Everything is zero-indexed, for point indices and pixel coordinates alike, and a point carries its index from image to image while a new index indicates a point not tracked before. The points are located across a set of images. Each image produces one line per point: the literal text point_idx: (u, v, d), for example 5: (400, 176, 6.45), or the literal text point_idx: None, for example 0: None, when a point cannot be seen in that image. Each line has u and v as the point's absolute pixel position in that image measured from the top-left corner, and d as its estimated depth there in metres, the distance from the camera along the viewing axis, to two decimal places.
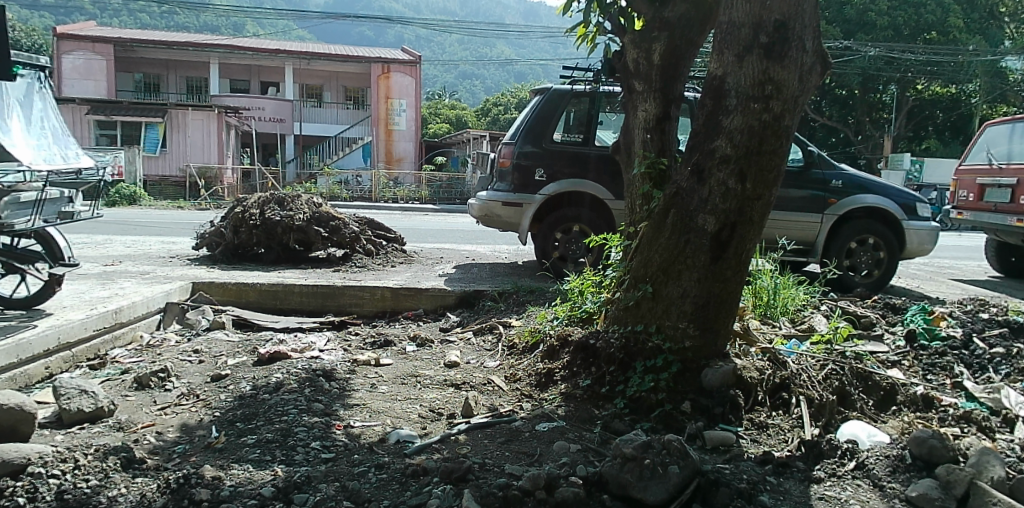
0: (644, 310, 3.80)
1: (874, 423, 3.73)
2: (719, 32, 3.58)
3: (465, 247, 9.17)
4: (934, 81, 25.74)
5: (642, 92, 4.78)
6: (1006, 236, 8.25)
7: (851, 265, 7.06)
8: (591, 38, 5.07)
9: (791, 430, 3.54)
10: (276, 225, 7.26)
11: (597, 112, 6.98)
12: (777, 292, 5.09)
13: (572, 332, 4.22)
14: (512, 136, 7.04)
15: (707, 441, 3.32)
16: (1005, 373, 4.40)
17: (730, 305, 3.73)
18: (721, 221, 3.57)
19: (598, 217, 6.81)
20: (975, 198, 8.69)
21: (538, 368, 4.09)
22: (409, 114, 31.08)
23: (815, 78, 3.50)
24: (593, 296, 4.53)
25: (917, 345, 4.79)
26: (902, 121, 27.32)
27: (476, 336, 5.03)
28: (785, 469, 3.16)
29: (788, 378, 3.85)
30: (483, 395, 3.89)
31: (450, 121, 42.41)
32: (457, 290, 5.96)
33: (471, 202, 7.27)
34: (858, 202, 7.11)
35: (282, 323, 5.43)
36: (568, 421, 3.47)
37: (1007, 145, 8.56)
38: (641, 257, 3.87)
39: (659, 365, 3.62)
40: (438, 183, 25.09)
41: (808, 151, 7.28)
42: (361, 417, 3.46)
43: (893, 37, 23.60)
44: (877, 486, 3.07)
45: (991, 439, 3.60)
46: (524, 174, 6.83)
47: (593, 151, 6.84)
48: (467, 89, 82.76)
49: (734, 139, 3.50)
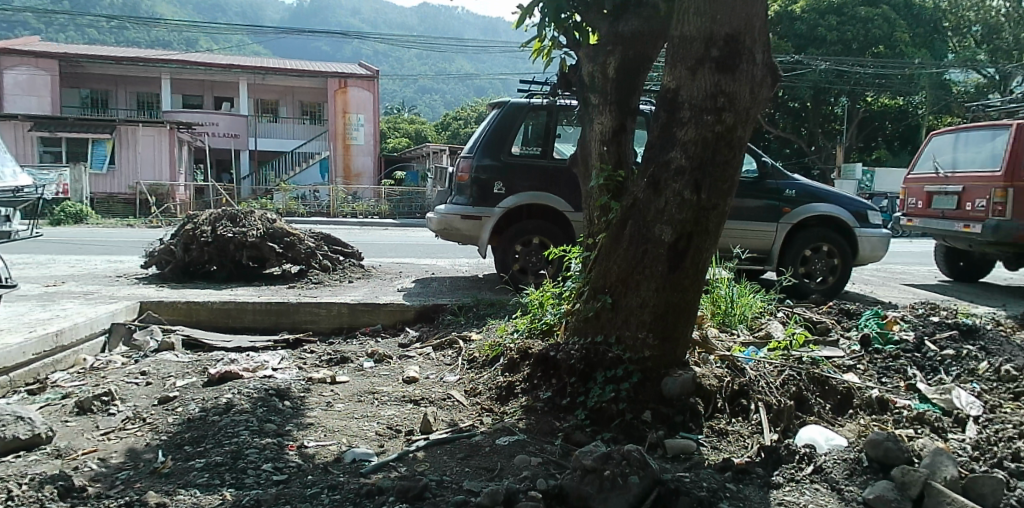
0: (604, 321, 3.80)
1: (832, 426, 3.79)
2: (671, 46, 3.62)
3: (424, 262, 9.10)
4: (883, 94, 26.56)
5: (598, 105, 4.81)
6: (953, 242, 8.50)
7: (806, 272, 7.21)
8: (547, 52, 5.14)
9: (751, 436, 3.58)
10: (227, 241, 7.08)
11: (555, 125, 7.01)
12: (734, 301, 5.17)
13: (533, 344, 4.19)
14: (470, 149, 7.01)
15: (668, 450, 3.34)
16: (955, 375, 4.57)
17: (689, 314, 3.75)
18: (678, 231, 3.59)
19: (559, 230, 6.82)
20: (924, 205, 8.97)
21: (498, 381, 4.05)
22: (368, 129, 30.97)
23: (766, 90, 3.57)
24: (553, 307, 4.49)
25: (873, 349, 4.90)
26: (853, 132, 28.11)
27: (436, 351, 4.95)
28: (744, 475, 3.17)
29: (746, 385, 3.89)
30: (443, 410, 3.82)
31: (409, 136, 42.40)
32: (416, 304, 5.89)
33: (430, 216, 7.20)
34: (811, 210, 7.26)
35: (234, 342, 5.29)
36: (529, 434, 3.44)
37: (951, 154, 8.83)
38: (600, 268, 3.88)
39: (619, 375, 3.62)
40: (397, 198, 25.10)
41: (762, 162, 7.42)
42: (315, 437, 3.37)
43: (843, 51, 24.36)
44: (835, 489, 3.09)
45: (944, 440, 3.68)
46: (483, 187, 6.81)
47: (552, 164, 6.86)
48: (426, 104, 82.98)
49: (688, 150, 3.54)
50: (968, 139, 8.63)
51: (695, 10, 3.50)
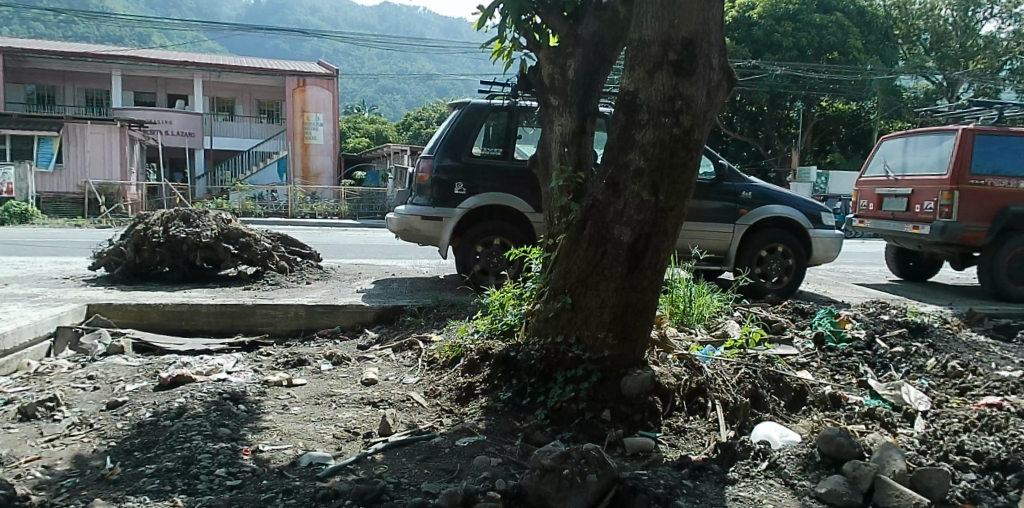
0: (564, 321, 3.82)
1: (786, 423, 3.87)
2: (630, 49, 3.66)
3: (385, 263, 9.01)
4: (836, 98, 27.26)
5: (559, 106, 4.84)
6: (903, 242, 8.76)
7: (762, 272, 7.36)
8: (508, 53, 5.15)
9: (708, 434, 3.64)
10: (180, 242, 6.92)
11: (516, 126, 7.02)
12: (692, 300, 5.23)
13: (494, 345, 4.18)
14: (431, 150, 6.97)
15: (627, 449, 3.37)
16: (904, 371, 4.72)
17: (648, 314, 3.79)
18: (636, 232, 3.63)
19: (519, 231, 6.82)
20: (875, 207, 9.22)
21: (458, 382, 4.03)
22: (327, 128, 30.58)
23: (722, 94, 3.64)
24: (514, 308, 4.49)
25: (826, 347, 5.02)
26: (808, 136, 28.78)
27: (396, 353, 4.91)
28: (701, 472, 3.21)
29: (704, 383, 3.96)
30: (402, 412, 3.79)
31: (369, 136, 42.03)
32: (376, 306, 5.84)
33: (390, 217, 7.13)
34: (767, 212, 7.40)
35: (187, 345, 5.16)
36: (488, 435, 3.44)
37: (901, 158, 9.07)
38: (560, 268, 3.89)
39: (579, 375, 3.65)
40: (357, 198, 24.89)
41: (719, 164, 7.54)
42: (271, 441, 3.31)
43: (798, 57, 24.92)
44: (788, 484, 3.16)
45: (893, 434, 3.79)
46: (443, 188, 6.78)
47: (513, 165, 6.87)
48: (386, 103, 82.42)
49: (647, 152, 3.58)
50: (917, 143, 8.86)
51: (652, 14, 3.54)
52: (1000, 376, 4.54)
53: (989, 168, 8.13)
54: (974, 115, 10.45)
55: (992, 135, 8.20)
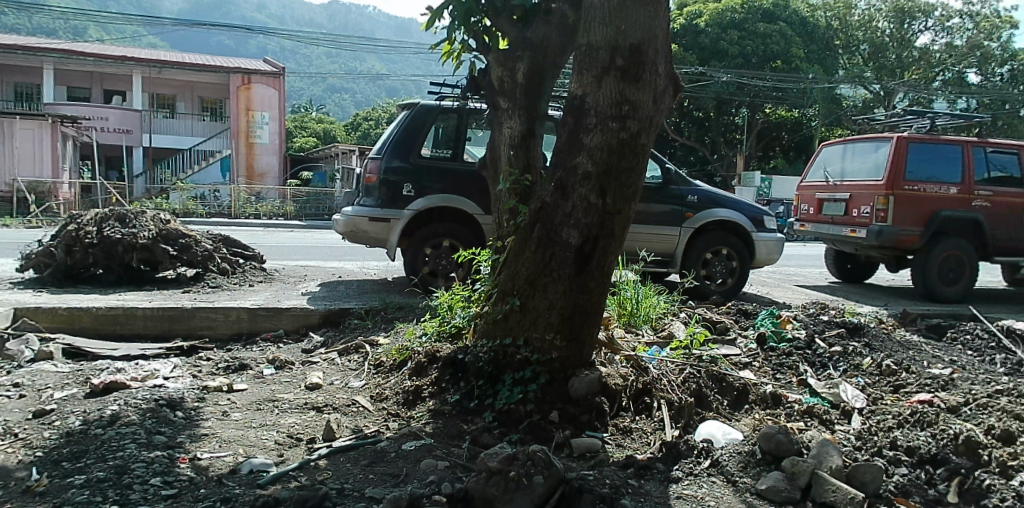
0: (512, 322, 3.82)
1: (729, 421, 3.95)
2: (579, 54, 3.68)
3: (331, 265, 8.87)
4: (779, 106, 28.03)
5: (508, 109, 4.84)
6: (841, 245, 9.06)
7: (707, 274, 7.52)
8: (457, 55, 5.11)
9: (653, 433, 3.69)
10: (115, 244, 6.69)
11: (465, 129, 7.00)
12: (639, 301, 5.31)
13: (441, 347, 4.15)
14: (379, 150, 6.90)
15: (574, 449, 3.40)
16: (841, 370, 4.88)
17: (594, 315, 3.83)
18: (584, 235, 3.66)
19: (468, 233, 6.81)
20: (815, 211, 9.52)
21: (405, 386, 3.98)
22: (273, 127, 30.02)
23: (667, 100, 3.71)
24: (462, 310, 4.45)
25: (768, 347, 5.15)
26: (752, 142, 29.53)
27: (341, 356, 4.83)
28: (646, 471, 3.25)
29: (650, 383, 4.02)
30: (347, 416, 3.73)
31: (317, 135, 41.39)
32: (321, 308, 5.74)
33: (337, 218, 7.03)
34: (712, 215, 7.56)
35: (121, 350, 4.98)
36: (436, 438, 3.41)
37: (839, 164, 9.37)
38: (508, 270, 3.89)
39: (527, 377, 3.66)
40: (304, 198, 24.51)
41: (666, 168, 7.67)
42: (209, 449, 3.22)
43: (743, 65, 25.55)
44: (730, 481, 3.23)
45: (831, 431, 3.92)
46: (392, 189, 6.72)
47: (462, 167, 6.84)
48: (334, 103, 81.38)
49: (594, 155, 3.61)
50: (855, 150, 9.17)
51: (600, 20, 3.57)
52: (931, 374, 4.74)
53: (922, 174, 8.48)
54: (908, 124, 10.87)
55: (924, 143, 8.55)
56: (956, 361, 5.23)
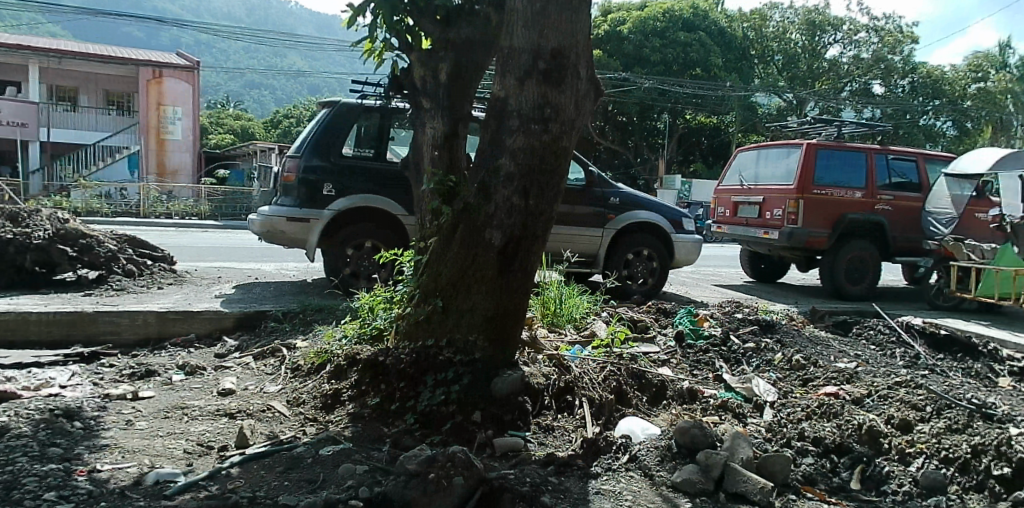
0: (435, 324, 3.79)
1: (648, 417, 4.04)
2: (501, 56, 3.69)
3: (248, 266, 8.60)
4: (699, 112, 28.94)
5: (430, 109, 4.82)
6: (756, 247, 9.43)
7: (629, 274, 7.70)
8: (379, 54, 5.01)
9: (575, 430, 3.74)
10: (7, 245, 6.35)
11: (388, 128, 6.92)
12: (563, 302, 5.37)
13: (361, 350, 4.06)
14: (297, 149, 6.72)
15: (497, 449, 3.40)
16: (754, 365, 5.08)
17: (517, 316, 3.85)
18: (507, 236, 3.68)
19: (390, 234, 6.72)
20: (731, 213, 9.87)
21: (324, 389, 3.89)
22: (185, 123, 28.99)
23: (589, 103, 3.75)
24: (384, 311, 4.37)
25: (686, 344, 5.31)
26: (673, 147, 30.37)
27: (256, 361, 4.68)
28: (566, 468, 3.29)
29: (572, 382, 4.07)
30: (262, 422, 3.61)
31: (234, 132, 40.04)
32: (235, 311, 5.54)
33: (253, 217, 6.81)
34: (633, 217, 7.72)
35: (13, 358, 4.67)
36: (354, 442, 3.34)
37: (753, 169, 9.76)
38: (430, 271, 3.86)
39: (449, 378, 3.63)
40: (219, 197, 23.63)
41: (589, 171, 7.78)
42: (111, 460, 3.05)
43: (665, 71, 26.27)
44: (647, 475, 3.31)
45: (743, 424, 4.06)
46: (311, 188, 6.56)
47: (384, 166, 6.76)
48: (253, 100, 78.96)
49: (517, 158, 3.63)
50: (768, 155, 9.56)
51: (522, 23, 3.59)
52: (837, 367, 4.99)
53: (828, 180, 8.91)
54: (817, 131, 11.42)
55: (831, 150, 8.98)
56: (860, 355, 5.52)
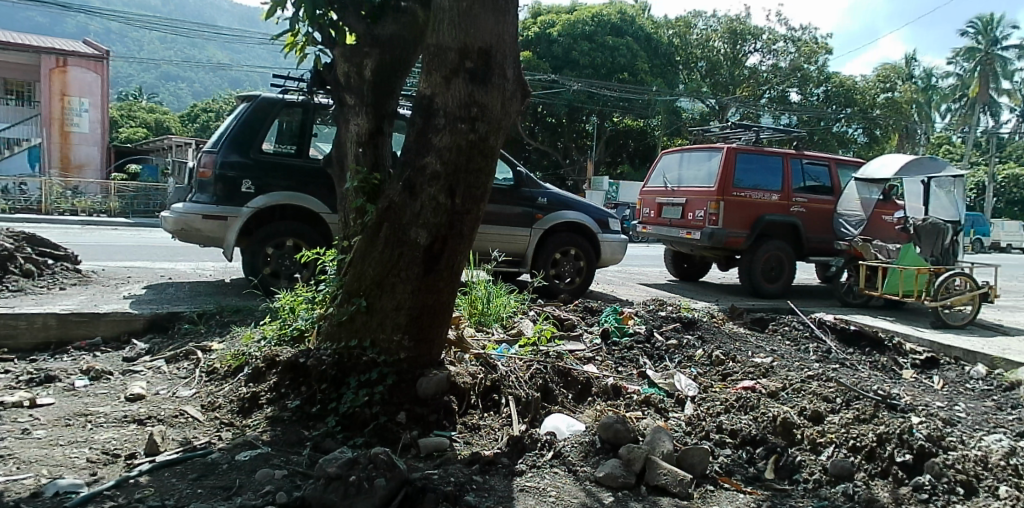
0: (358, 324, 3.72)
1: (573, 414, 4.08)
2: (427, 53, 3.65)
3: (161, 265, 8.23)
4: (626, 116, 29.50)
5: (354, 105, 4.74)
6: (679, 247, 9.69)
7: (556, 273, 7.77)
8: (301, 47, 4.89)
9: (501, 429, 3.74)
10: None
11: (311, 124, 6.75)
12: (490, 301, 5.37)
13: (281, 352, 3.93)
14: (215, 144, 6.47)
15: (421, 449, 3.37)
16: (677, 361, 5.22)
17: (443, 316, 3.82)
18: (433, 235, 3.64)
19: (313, 232, 6.55)
20: (656, 214, 10.11)
21: (241, 393, 3.76)
22: (94, 115, 27.47)
23: (516, 103, 3.76)
24: (305, 312, 4.26)
25: (611, 342, 5.40)
26: (600, 148, 30.86)
27: (169, 365, 4.47)
28: (491, 466, 3.29)
29: (498, 380, 4.07)
30: (173, 428, 3.46)
31: (147, 125, 38.28)
32: (145, 313, 5.29)
33: (166, 215, 6.52)
34: (560, 217, 7.80)
35: None
36: (273, 446, 3.24)
37: (676, 171, 10.03)
38: (354, 270, 3.78)
39: (373, 379, 3.57)
40: (130, 194, 22.55)
41: (517, 171, 7.82)
42: (5, 472, 2.86)
43: (593, 75, 26.67)
44: (571, 471, 3.34)
45: (665, 418, 4.16)
46: (229, 185, 6.33)
47: (307, 163, 6.60)
48: (169, 93, 75.67)
49: (443, 156, 3.61)
50: (690, 158, 9.84)
51: (449, 21, 3.56)
52: (755, 362, 5.17)
53: (747, 182, 9.25)
54: (737, 135, 11.83)
55: (750, 154, 9.31)
56: (776, 350, 5.75)
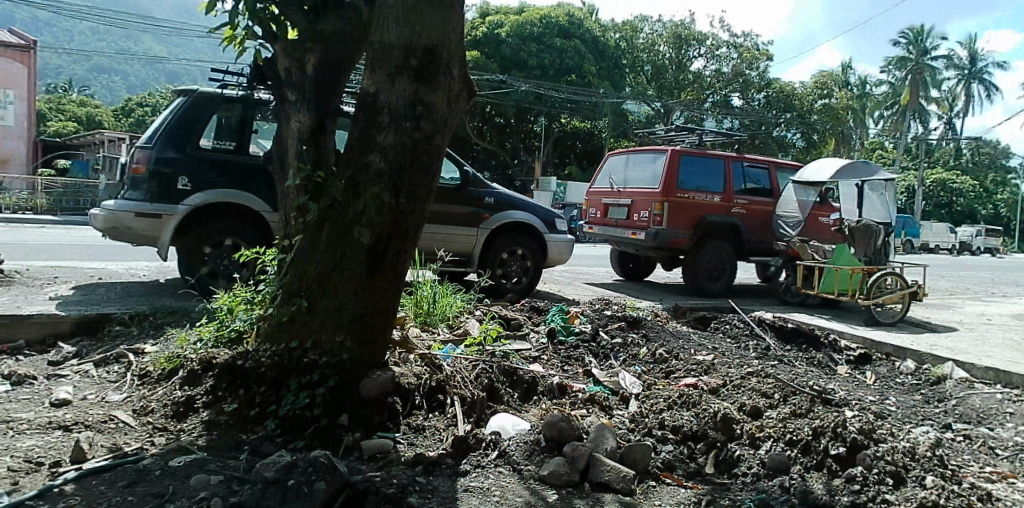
0: (299, 325, 3.63)
1: (518, 413, 4.08)
2: (371, 50, 3.61)
3: (92, 265, 7.91)
4: (574, 117, 29.74)
5: (296, 101, 4.64)
6: (624, 247, 9.82)
7: (503, 273, 7.77)
8: (240, 42, 4.77)
9: (446, 429, 3.72)
10: None
11: (251, 121, 6.60)
12: (436, 300, 5.33)
13: (218, 354, 3.81)
14: (149, 139, 6.25)
15: (364, 451, 3.31)
16: (622, 359, 5.29)
17: (387, 316, 3.77)
18: (376, 234, 3.59)
19: (253, 231, 6.39)
20: (602, 215, 10.23)
21: (175, 397, 3.63)
22: (19, 108, 26.15)
23: (462, 103, 3.75)
24: (244, 313, 4.15)
25: (557, 341, 5.43)
26: (548, 149, 31.04)
27: (98, 368, 4.30)
28: (434, 467, 3.26)
29: (443, 381, 4.04)
30: (102, 434, 3.32)
31: (77, 119, 36.72)
32: (73, 315, 5.07)
33: (96, 213, 6.26)
34: (507, 217, 7.80)
35: None
36: (208, 451, 3.15)
37: (622, 173, 10.17)
38: (295, 270, 3.70)
39: (314, 381, 3.49)
40: (59, 190, 21.59)
41: (464, 170, 7.80)
42: None
43: (541, 76, 26.79)
44: (515, 470, 3.35)
45: (609, 415, 4.21)
46: (164, 182, 6.12)
47: (247, 160, 6.44)
48: (102, 86, 72.78)
49: (387, 155, 3.57)
50: (635, 160, 9.99)
51: (394, 19, 3.52)
52: (697, 360, 5.28)
53: (690, 184, 9.44)
54: (682, 138, 12.06)
55: (693, 156, 9.51)
56: (717, 347, 5.88)
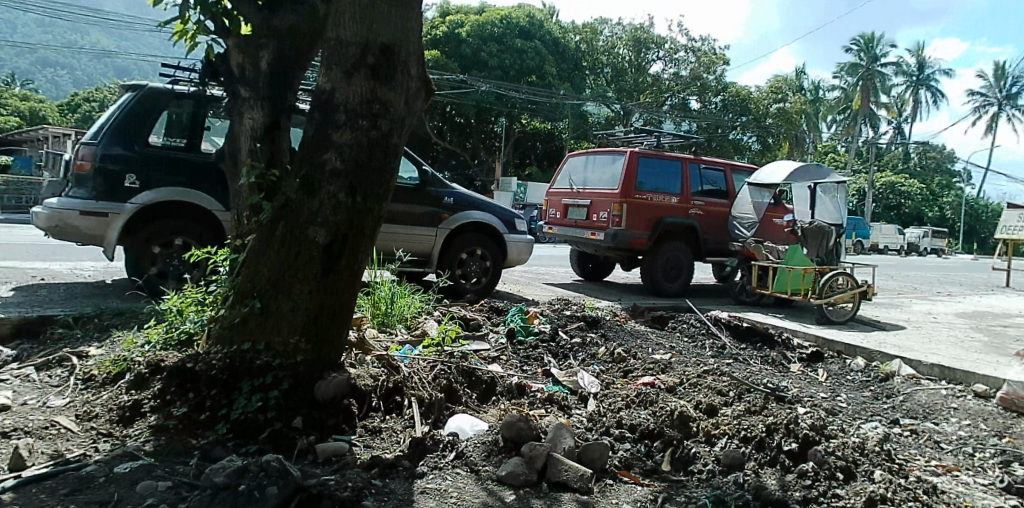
0: (252, 326, 3.55)
1: (477, 413, 4.06)
2: (327, 47, 3.55)
3: (35, 265, 7.62)
4: (534, 118, 29.81)
5: (249, 98, 4.55)
6: (584, 247, 9.88)
7: (462, 273, 7.75)
8: (191, 36, 4.65)
9: (403, 431, 3.68)
10: None
11: (203, 118, 6.45)
12: (394, 301, 5.27)
13: (167, 357, 3.70)
14: (95, 135, 6.05)
15: (319, 455, 3.26)
16: (581, 359, 5.31)
17: (343, 316, 3.71)
18: (331, 234, 3.53)
19: (204, 230, 6.23)
20: (562, 215, 10.28)
21: (120, 401, 3.50)
22: None
23: (419, 102, 3.72)
24: (194, 314, 4.04)
25: (516, 341, 5.43)
26: (508, 150, 31.04)
27: (39, 372, 4.13)
28: (391, 469, 3.22)
29: (400, 382, 4.01)
30: (43, 441, 3.20)
31: (20, 114, 35.37)
32: (13, 317, 4.87)
33: (38, 210, 6.03)
34: (467, 217, 7.77)
35: None
36: (156, 457, 3.05)
37: (582, 174, 10.24)
38: (247, 270, 3.61)
39: (267, 383, 3.42)
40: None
41: (423, 170, 7.75)
42: None
43: (502, 76, 26.77)
44: (473, 471, 3.33)
45: (567, 415, 4.22)
46: (111, 179, 5.93)
47: (198, 158, 6.29)
48: (47, 81, 70.29)
49: (344, 153, 3.52)
50: (595, 161, 10.06)
51: (350, 16, 3.48)
52: (654, 359, 5.34)
53: (648, 185, 9.54)
54: (640, 140, 12.19)
55: (651, 158, 9.62)
56: (674, 347, 5.94)
